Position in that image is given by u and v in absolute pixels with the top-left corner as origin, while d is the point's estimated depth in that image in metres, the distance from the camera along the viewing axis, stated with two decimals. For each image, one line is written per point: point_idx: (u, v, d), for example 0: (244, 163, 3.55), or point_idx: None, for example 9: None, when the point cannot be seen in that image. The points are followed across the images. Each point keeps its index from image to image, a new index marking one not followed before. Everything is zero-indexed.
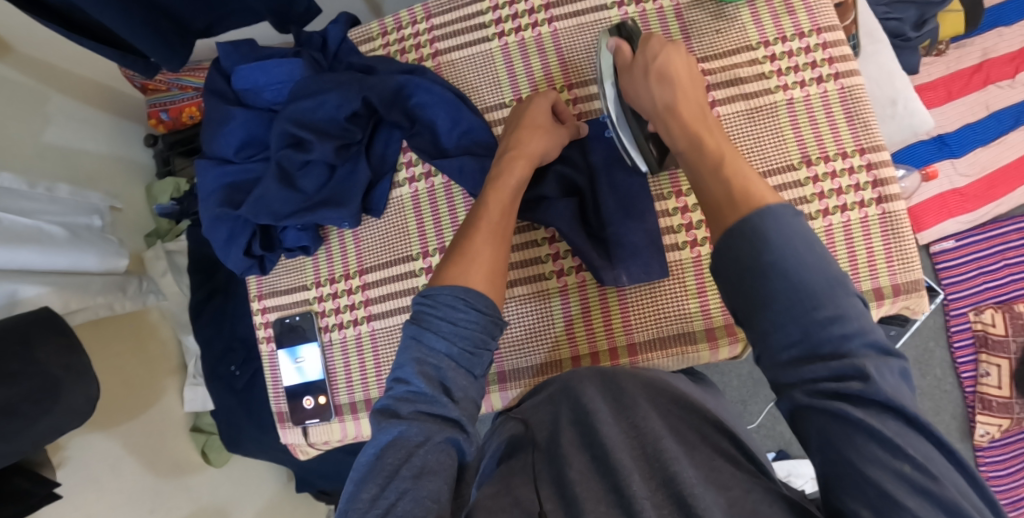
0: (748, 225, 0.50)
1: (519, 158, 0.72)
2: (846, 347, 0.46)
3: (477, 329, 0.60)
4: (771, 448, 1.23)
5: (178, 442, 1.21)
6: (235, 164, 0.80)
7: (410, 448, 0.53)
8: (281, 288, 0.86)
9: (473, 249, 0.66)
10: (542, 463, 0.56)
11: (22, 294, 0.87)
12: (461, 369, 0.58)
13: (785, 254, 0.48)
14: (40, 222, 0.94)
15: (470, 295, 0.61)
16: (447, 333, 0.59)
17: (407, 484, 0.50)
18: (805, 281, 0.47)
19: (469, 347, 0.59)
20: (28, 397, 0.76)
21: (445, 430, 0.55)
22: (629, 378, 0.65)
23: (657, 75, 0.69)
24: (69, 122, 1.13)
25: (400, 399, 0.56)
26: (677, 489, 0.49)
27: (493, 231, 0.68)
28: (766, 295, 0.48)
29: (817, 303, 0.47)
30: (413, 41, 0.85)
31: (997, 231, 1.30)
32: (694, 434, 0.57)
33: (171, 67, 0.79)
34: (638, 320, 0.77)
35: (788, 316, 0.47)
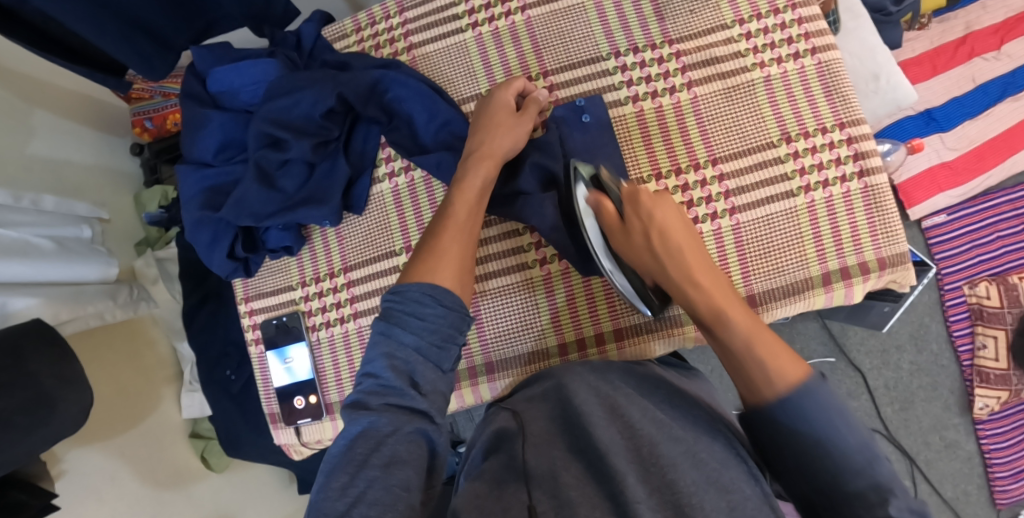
0: (786, 414, 0.55)
1: (484, 159, 0.72)
2: (871, 491, 0.50)
3: (444, 323, 0.60)
4: None
5: (176, 448, 1.21)
6: (214, 167, 0.80)
7: (379, 438, 0.54)
8: (267, 289, 0.86)
9: (441, 246, 0.67)
10: (532, 458, 0.56)
11: (13, 308, 0.87)
12: (429, 365, 0.58)
13: (827, 435, 0.53)
14: (27, 235, 0.94)
15: (437, 290, 0.61)
16: (415, 327, 0.59)
17: (376, 473, 0.51)
18: (844, 454, 0.52)
19: (439, 341, 0.59)
20: (21, 411, 0.76)
21: (414, 421, 0.55)
22: (620, 375, 0.66)
23: (659, 239, 0.67)
24: (54, 136, 1.13)
25: (369, 393, 0.57)
26: (675, 496, 0.50)
27: (461, 229, 0.69)
28: (807, 462, 0.53)
29: (853, 476, 0.51)
30: (388, 36, 0.85)
31: (988, 203, 1.30)
32: (686, 431, 0.57)
33: (152, 77, 0.80)
34: (623, 304, 0.77)
35: (830, 483, 0.52)
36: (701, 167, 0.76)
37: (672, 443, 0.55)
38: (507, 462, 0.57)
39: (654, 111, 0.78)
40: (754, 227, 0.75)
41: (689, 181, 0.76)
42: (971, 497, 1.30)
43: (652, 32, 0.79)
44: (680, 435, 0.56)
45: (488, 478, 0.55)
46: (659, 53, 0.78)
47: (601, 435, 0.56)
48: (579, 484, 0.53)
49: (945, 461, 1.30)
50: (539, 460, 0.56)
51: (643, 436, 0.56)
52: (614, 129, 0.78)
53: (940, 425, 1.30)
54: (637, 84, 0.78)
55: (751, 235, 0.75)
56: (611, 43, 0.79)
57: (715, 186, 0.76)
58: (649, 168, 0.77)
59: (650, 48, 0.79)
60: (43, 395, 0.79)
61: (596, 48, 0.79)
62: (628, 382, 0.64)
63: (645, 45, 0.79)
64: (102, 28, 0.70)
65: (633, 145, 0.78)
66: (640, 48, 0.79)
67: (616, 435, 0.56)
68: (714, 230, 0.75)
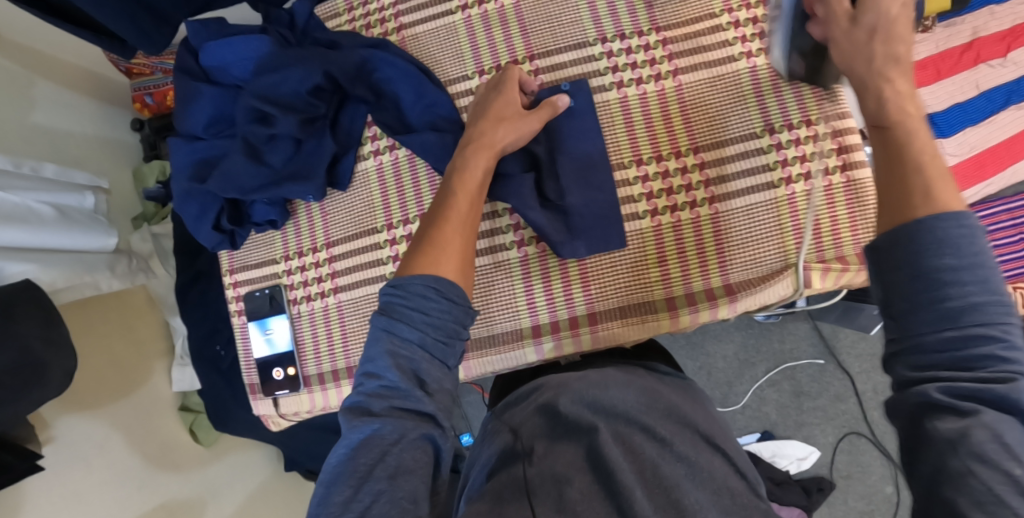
0: (933, 232, 0.47)
1: (483, 149, 0.72)
2: (984, 350, 0.45)
3: (449, 318, 0.60)
4: (757, 429, 1.47)
5: (166, 421, 1.24)
6: (204, 140, 0.81)
7: (385, 447, 0.53)
8: (251, 262, 0.87)
9: (443, 236, 0.66)
10: (534, 474, 0.59)
11: (8, 272, 0.89)
12: (431, 362, 0.58)
13: (958, 269, 0.46)
14: (28, 201, 0.96)
15: (441, 283, 0.61)
16: (419, 323, 0.58)
17: (382, 486, 0.51)
18: (976, 299, 0.46)
19: (442, 337, 0.59)
20: (10, 373, 0.79)
21: (420, 427, 0.55)
22: (622, 388, 0.68)
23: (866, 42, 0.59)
24: (56, 106, 1.15)
25: (371, 395, 0.57)
26: (678, 508, 0.55)
27: (465, 222, 0.68)
28: (936, 289, 0.46)
29: (984, 323, 0.45)
30: (378, 16, 0.86)
31: (986, 211, 1.33)
32: (688, 449, 0.61)
33: (150, 51, 0.83)
34: (598, 288, 0.77)
35: (950, 325, 0.46)
36: (683, 155, 0.77)
37: (674, 464, 0.60)
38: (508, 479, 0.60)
39: (638, 98, 0.78)
40: (733, 217, 0.75)
41: (669, 168, 0.77)
42: None
43: (640, 18, 0.79)
44: (683, 454, 0.61)
45: (490, 496, 0.58)
46: (646, 41, 0.79)
47: (609, 453, 0.59)
48: (585, 499, 0.56)
49: None
50: (544, 481, 0.58)
51: (646, 456, 0.60)
52: (597, 113, 0.78)
53: None
54: (622, 71, 0.79)
55: (728, 225, 0.75)
56: (598, 28, 0.80)
57: (695, 174, 0.76)
58: (631, 154, 0.78)
59: (636, 34, 0.79)
60: (31, 357, 0.82)
61: (584, 33, 0.80)
62: (631, 397, 0.66)
63: (632, 31, 0.79)
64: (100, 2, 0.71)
65: (616, 130, 0.78)
66: (627, 34, 0.79)
67: (621, 455, 0.59)
68: (692, 219, 0.76)
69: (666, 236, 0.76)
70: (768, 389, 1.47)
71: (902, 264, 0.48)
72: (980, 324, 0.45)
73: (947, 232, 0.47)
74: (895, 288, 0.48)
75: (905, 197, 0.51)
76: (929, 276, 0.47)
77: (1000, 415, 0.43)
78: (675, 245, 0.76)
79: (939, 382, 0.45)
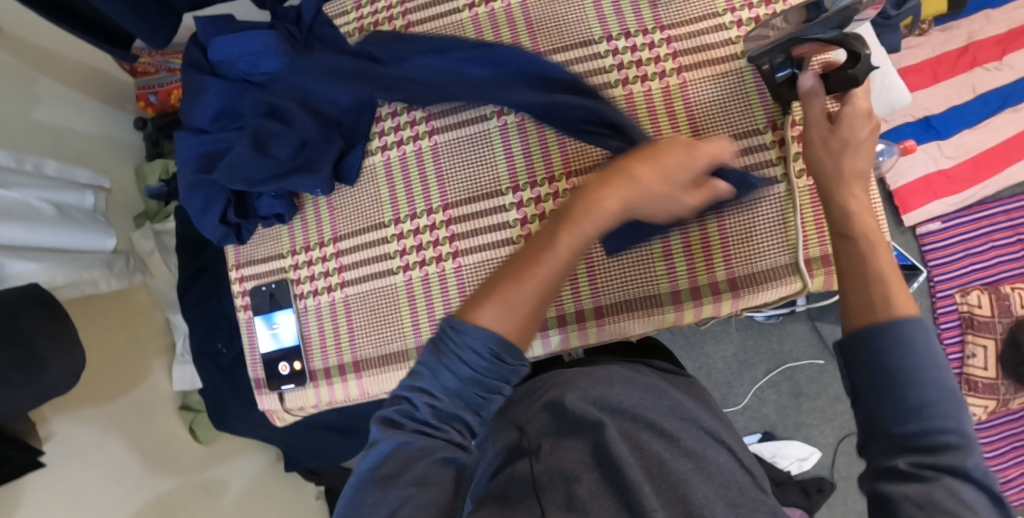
0: (889, 332, 0.53)
1: (608, 191, 0.61)
2: (937, 436, 0.50)
3: (495, 375, 0.55)
4: (757, 429, 1.47)
5: (166, 419, 1.23)
6: (211, 134, 0.81)
7: (410, 458, 0.52)
8: (258, 257, 0.86)
9: (518, 292, 0.57)
10: (542, 473, 0.59)
11: (11, 271, 0.89)
12: (463, 408, 0.55)
13: (911, 367, 0.51)
14: (29, 199, 0.96)
15: (499, 345, 0.54)
16: (463, 371, 0.54)
17: (407, 491, 0.50)
18: (928, 391, 0.51)
19: (484, 389, 0.55)
20: (15, 366, 0.79)
21: (445, 449, 0.53)
22: (626, 386, 0.68)
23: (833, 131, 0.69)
24: (59, 104, 1.16)
25: (403, 416, 0.55)
26: (688, 506, 0.55)
27: (546, 278, 0.58)
28: (893, 382, 0.52)
29: (936, 413, 0.50)
30: (386, 14, 0.87)
31: (984, 213, 1.35)
32: (695, 444, 0.62)
33: (156, 44, 0.88)
34: (605, 282, 0.77)
35: (906, 414, 0.51)
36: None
37: (682, 459, 0.59)
38: (513, 477, 0.61)
39: (642, 94, 0.79)
40: (737, 215, 0.76)
41: None
42: None
43: (644, 17, 0.81)
44: (690, 450, 0.61)
45: (497, 496, 0.60)
46: (651, 39, 0.80)
47: (616, 449, 0.58)
48: (593, 495, 0.56)
49: None
50: (550, 478, 0.59)
51: (653, 452, 0.59)
52: None
53: None
54: (627, 68, 0.80)
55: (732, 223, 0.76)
56: (603, 27, 0.81)
57: None
58: None
59: (641, 33, 0.80)
60: (34, 350, 0.82)
61: (589, 31, 0.81)
62: (633, 394, 0.67)
63: (637, 30, 0.80)
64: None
65: None
66: (632, 32, 0.80)
67: (628, 451, 0.59)
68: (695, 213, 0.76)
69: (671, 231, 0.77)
70: (767, 389, 1.48)
71: (870, 362, 0.53)
72: (937, 416, 0.50)
73: (906, 337, 0.52)
74: (861, 378, 0.54)
75: (869, 301, 0.57)
76: (890, 375, 0.52)
77: (958, 482, 0.48)
78: (681, 241, 0.76)
79: (902, 456, 0.50)
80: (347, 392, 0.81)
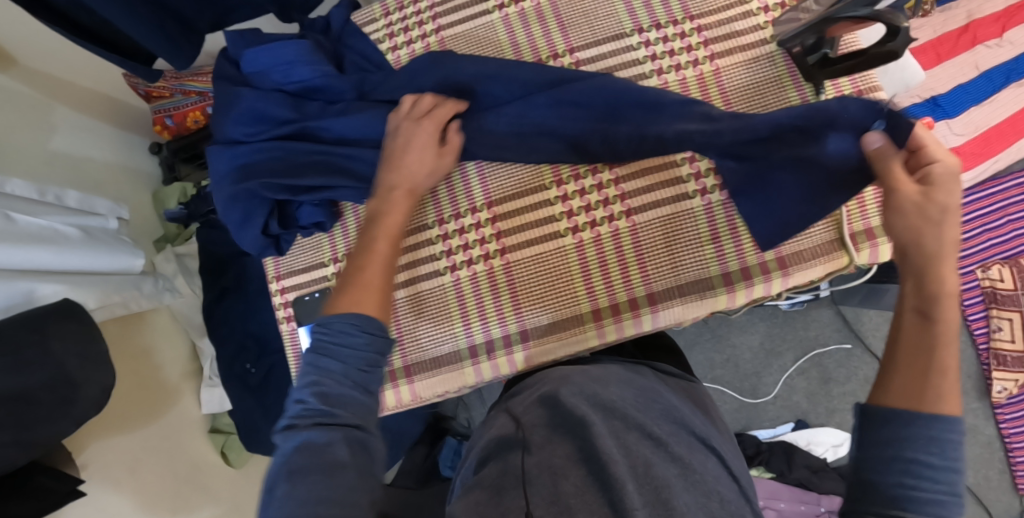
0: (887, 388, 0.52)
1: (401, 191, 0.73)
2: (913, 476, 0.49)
3: (369, 349, 0.60)
4: (790, 418, 1.45)
5: (195, 442, 1.22)
6: (246, 144, 0.79)
7: (320, 448, 0.53)
8: (298, 267, 0.86)
9: (365, 277, 0.67)
10: (533, 466, 0.58)
11: (40, 293, 0.88)
12: (353, 387, 0.58)
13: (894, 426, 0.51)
14: (55, 223, 0.96)
15: (365, 320, 0.61)
16: (342, 355, 0.59)
17: (319, 477, 0.51)
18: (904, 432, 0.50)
19: (365, 366, 0.60)
20: (46, 387, 0.79)
21: (348, 433, 0.54)
22: (617, 386, 0.69)
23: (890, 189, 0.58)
24: (75, 132, 1.15)
25: (299, 416, 0.56)
26: (668, 507, 0.53)
27: (384, 262, 0.69)
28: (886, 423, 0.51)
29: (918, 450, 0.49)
30: (416, 19, 0.87)
31: (998, 188, 1.35)
32: (682, 450, 0.60)
33: (177, 64, 0.87)
34: (655, 270, 0.76)
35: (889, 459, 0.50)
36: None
37: (668, 464, 0.58)
38: (502, 470, 0.60)
39: (677, 83, 0.80)
40: None
41: None
42: (993, 482, 1.35)
43: (673, 8, 0.82)
44: (677, 455, 0.59)
45: (488, 485, 0.58)
46: (681, 29, 0.81)
47: (603, 444, 0.57)
48: (578, 492, 0.55)
49: None
50: (538, 469, 0.57)
51: (640, 453, 0.58)
52: None
53: None
54: (660, 58, 0.80)
55: None
56: (633, 20, 0.82)
57: None
58: None
59: (671, 23, 0.81)
60: (65, 373, 0.81)
61: (620, 25, 0.82)
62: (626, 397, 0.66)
63: (667, 21, 0.81)
64: (134, 19, 0.76)
65: None
66: (662, 24, 0.81)
67: (615, 448, 0.58)
68: (725, 200, 0.75)
69: (718, 215, 0.75)
70: (797, 378, 1.46)
71: (884, 443, 0.51)
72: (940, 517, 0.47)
73: (932, 433, 0.50)
74: (873, 454, 0.51)
75: (913, 392, 0.52)
76: (900, 460, 0.49)
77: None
78: (729, 221, 0.75)
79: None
80: (400, 398, 0.82)
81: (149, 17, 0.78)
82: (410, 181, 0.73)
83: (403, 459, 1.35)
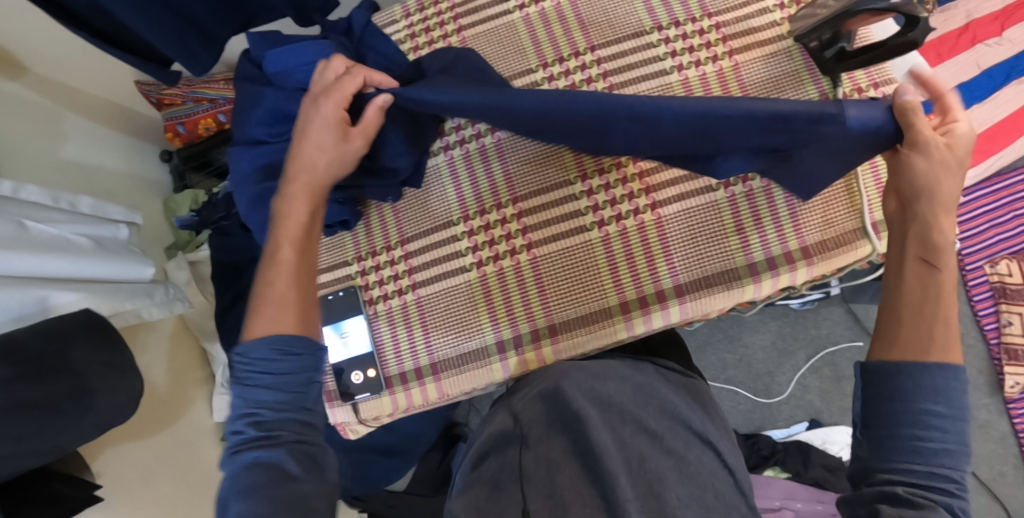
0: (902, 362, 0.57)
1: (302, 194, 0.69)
2: (923, 426, 0.54)
3: (296, 370, 0.61)
4: (804, 417, 1.44)
5: (207, 451, 1.20)
6: (270, 144, 0.81)
7: (265, 472, 0.56)
8: (321, 267, 0.87)
9: (272, 292, 0.65)
10: (529, 461, 0.62)
11: (55, 303, 0.87)
12: (286, 411, 0.60)
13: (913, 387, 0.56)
14: (66, 233, 0.94)
15: (283, 341, 0.61)
16: (269, 383, 0.60)
17: (269, 491, 0.56)
18: (917, 384, 0.55)
19: (296, 386, 0.61)
20: (68, 396, 0.77)
21: (285, 455, 0.58)
22: (618, 379, 0.67)
23: (906, 134, 0.60)
24: (85, 140, 1.15)
25: (239, 443, 0.59)
26: (660, 504, 0.56)
27: (293, 271, 0.66)
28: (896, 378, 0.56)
29: (928, 397, 0.55)
30: (437, 20, 0.89)
31: (1003, 184, 1.37)
32: (677, 443, 0.61)
33: (195, 71, 0.84)
34: (681, 261, 0.76)
35: (905, 412, 0.55)
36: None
37: (663, 456, 0.60)
38: (502, 462, 0.64)
39: (698, 79, 0.81)
40: None
41: None
42: (1008, 478, 1.33)
43: (691, 7, 0.83)
44: (672, 447, 0.61)
45: (485, 480, 0.63)
46: (700, 26, 0.82)
47: (597, 439, 0.60)
48: (574, 485, 0.59)
49: (980, 441, 1.34)
50: (536, 465, 0.61)
51: (635, 447, 0.60)
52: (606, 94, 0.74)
53: (972, 406, 1.36)
54: (680, 55, 0.81)
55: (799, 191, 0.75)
56: (652, 18, 0.83)
57: None
58: None
59: (690, 21, 0.82)
60: (80, 382, 0.79)
61: (639, 23, 0.83)
62: (625, 389, 0.66)
63: (686, 18, 0.82)
64: (157, 24, 0.76)
65: None
66: (680, 22, 0.82)
67: (610, 442, 0.60)
68: (746, 191, 0.76)
69: (741, 206, 0.76)
70: (809, 377, 1.46)
71: (900, 396, 0.56)
72: (945, 465, 0.54)
73: (938, 384, 0.55)
74: (881, 409, 0.57)
75: (921, 343, 0.57)
76: (913, 413, 0.55)
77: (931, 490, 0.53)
78: (750, 212, 0.76)
79: (902, 484, 0.54)
80: (426, 396, 0.81)
81: (174, 21, 0.78)
82: (309, 172, 0.70)
83: (417, 465, 1.32)
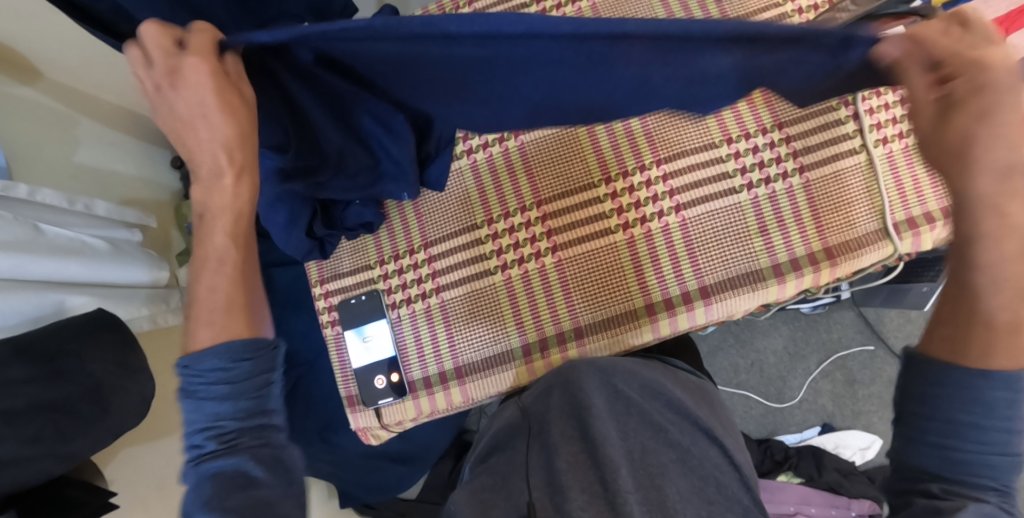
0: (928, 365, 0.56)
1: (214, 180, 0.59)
2: (960, 437, 0.54)
3: (249, 375, 0.60)
4: (816, 422, 1.44)
5: None
6: None
7: (234, 486, 0.56)
8: (343, 271, 0.87)
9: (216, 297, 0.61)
10: (534, 452, 0.63)
11: (70, 304, 0.87)
12: (243, 419, 0.59)
13: (951, 396, 0.54)
14: (83, 235, 0.93)
15: (230, 350, 0.59)
16: (221, 395, 0.59)
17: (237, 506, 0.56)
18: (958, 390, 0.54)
19: (252, 391, 0.60)
20: (85, 399, 0.77)
21: (248, 464, 0.57)
22: (627, 372, 0.68)
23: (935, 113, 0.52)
24: (98, 145, 1.14)
25: (198, 457, 0.58)
26: (662, 504, 0.55)
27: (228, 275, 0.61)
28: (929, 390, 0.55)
29: (966, 406, 0.54)
30: None
31: None
32: (681, 436, 0.62)
33: None
34: (705, 263, 0.76)
35: (947, 421, 0.54)
36: (783, 160, 0.77)
37: (664, 449, 0.60)
38: (510, 457, 0.66)
39: None
40: (825, 184, 0.76)
41: (758, 144, 0.77)
42: None
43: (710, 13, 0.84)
44: (675, 440, 0.61)
45: (492, 472, 0.65)
46: None
47: (600, 427, 0.61)
48: (570, 469, 0.58)
49: None
50: (539, 453, 0.63)
51: (637, 439, 0.61)
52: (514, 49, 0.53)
53: None
54: None
55: (822, 193, 0.76)
56: None
57: (782, 148, 0.77)
58: (720, 134, 0.78)
59: None
60: (96, 386, 0.78)
61: None
62: (633, 386, 0.66)
63: None
64: None
65: None
66: None
67: (614, 431, 0.61)
68: (768, 194, 0.76)
69: (764, 207, 0.76)
70: (821, 381, 1.45)
71: (939, 403, 0.55)
72: (983, 473, 0.54)
73: (984, 394, 0.53)
74: (911, 410, 0.57)
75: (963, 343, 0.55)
76: (952, 423, 0.54)
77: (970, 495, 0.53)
78: (773, 212, 0.76)
79: (937, 483, 0.55)
80: (450, 400, 0.82)
81: None
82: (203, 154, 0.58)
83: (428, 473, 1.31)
